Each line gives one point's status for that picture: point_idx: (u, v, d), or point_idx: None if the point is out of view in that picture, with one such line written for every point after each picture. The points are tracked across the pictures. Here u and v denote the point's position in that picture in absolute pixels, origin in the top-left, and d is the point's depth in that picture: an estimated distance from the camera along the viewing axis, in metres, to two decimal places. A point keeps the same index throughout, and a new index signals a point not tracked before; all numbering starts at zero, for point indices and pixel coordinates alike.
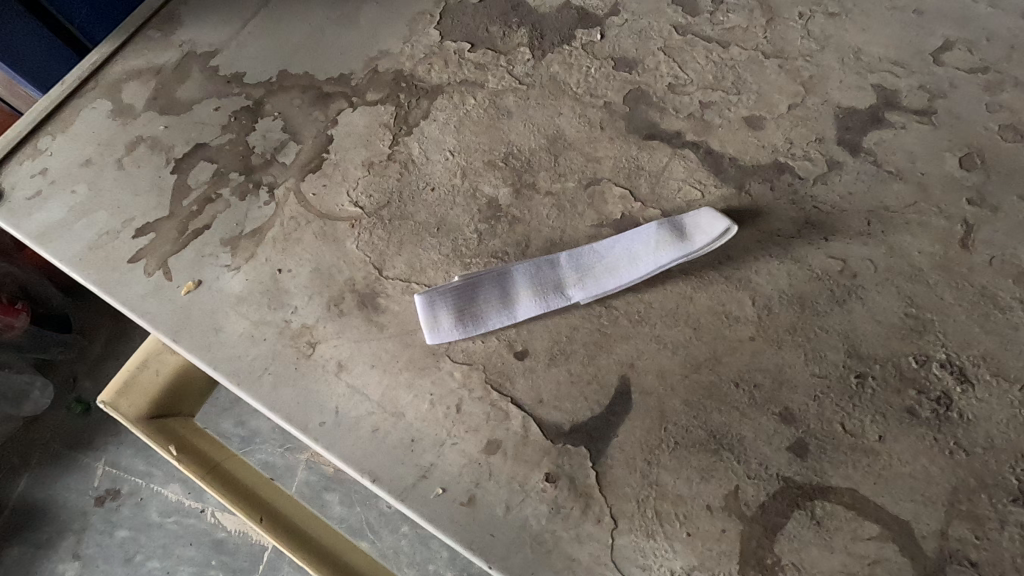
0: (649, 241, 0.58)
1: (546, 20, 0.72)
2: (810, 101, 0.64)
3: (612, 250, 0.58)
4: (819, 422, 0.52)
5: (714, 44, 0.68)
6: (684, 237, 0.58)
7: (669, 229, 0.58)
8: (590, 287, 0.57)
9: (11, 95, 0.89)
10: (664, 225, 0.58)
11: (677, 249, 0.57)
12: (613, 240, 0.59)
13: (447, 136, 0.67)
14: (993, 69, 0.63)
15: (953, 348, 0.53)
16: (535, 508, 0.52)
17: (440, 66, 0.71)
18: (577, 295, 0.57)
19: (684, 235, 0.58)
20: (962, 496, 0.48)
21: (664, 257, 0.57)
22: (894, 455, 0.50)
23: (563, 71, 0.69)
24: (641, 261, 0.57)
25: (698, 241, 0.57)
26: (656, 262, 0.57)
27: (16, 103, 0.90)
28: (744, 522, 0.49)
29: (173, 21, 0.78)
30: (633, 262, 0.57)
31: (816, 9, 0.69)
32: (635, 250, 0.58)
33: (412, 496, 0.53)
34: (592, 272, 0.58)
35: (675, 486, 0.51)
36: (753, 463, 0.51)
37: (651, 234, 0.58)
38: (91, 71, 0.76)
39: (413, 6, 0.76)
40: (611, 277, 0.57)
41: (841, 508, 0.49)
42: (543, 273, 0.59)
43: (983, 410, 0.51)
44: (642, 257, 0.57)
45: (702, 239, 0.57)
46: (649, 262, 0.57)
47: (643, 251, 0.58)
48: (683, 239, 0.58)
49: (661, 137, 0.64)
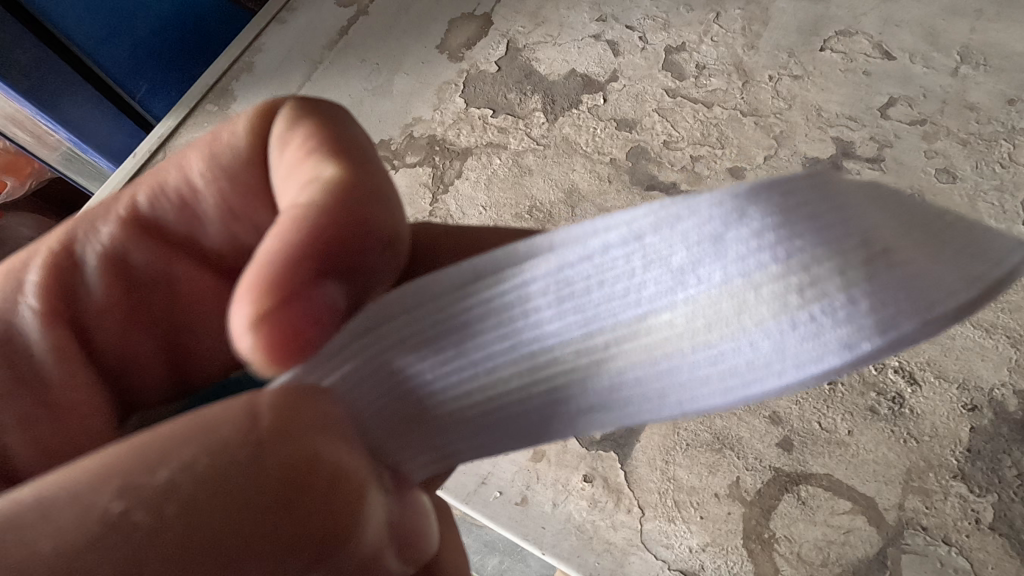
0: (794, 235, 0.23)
1: (555, 87, 0.85)
2: (782, 153, 0.77)
3: (683, 289, 0.25)
4: (800, 422, 0.64)
5: (700, 104, 0.81)
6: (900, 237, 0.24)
7: (771, 197, 0.24)
8: (687, 407, 0.26)
9: (42, 144, 0.98)
10: (737, 200, 0.24)
11: (875, 300, 0.23)
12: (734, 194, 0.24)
13: (478, 193, 0.80)
14: (930, 121, 0.76)
15: (904, 355, 0.65)
16: (577, 504, 0.65)
17: (467, 131, 0.84)
18: (598, 414, 0.27)
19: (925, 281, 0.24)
20: (913, 474, 0.61)
21: (778, 334, 0.24)
22: (860, 445, 0.63)
23: (574, 132, 0.81)
24: (740, 385, 0.25)
25: (912, 269, 0.23)
26: (782, 344, 0.24)
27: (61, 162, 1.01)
28: (745, 505, 0.62)
29: (228, 95, 0.94)
30: (749, 377, 0.25)
31: (783, 72, 0.81)
32: (728, 285, 0.24)
33: (475, 499, 0.68)
34: (586, 358, 0.27)
35: (688, 479, 0.64)
36: (750, 457, 0.64)
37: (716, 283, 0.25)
38: (159, 144, 0.91)
39: (439, 77, 0.88)
40: (738, 375, 0.25)
41: (820, 489, 0.62)
42: (488, 368, 0.28)
43: (929, 405, 0.63)
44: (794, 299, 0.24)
45: (936, 292, 0.23)
46: (778, 349, 0.24)
47: (769, 296, 0.24)
48: (909, 273, 0.23)
49: (660, 188, 0.77)
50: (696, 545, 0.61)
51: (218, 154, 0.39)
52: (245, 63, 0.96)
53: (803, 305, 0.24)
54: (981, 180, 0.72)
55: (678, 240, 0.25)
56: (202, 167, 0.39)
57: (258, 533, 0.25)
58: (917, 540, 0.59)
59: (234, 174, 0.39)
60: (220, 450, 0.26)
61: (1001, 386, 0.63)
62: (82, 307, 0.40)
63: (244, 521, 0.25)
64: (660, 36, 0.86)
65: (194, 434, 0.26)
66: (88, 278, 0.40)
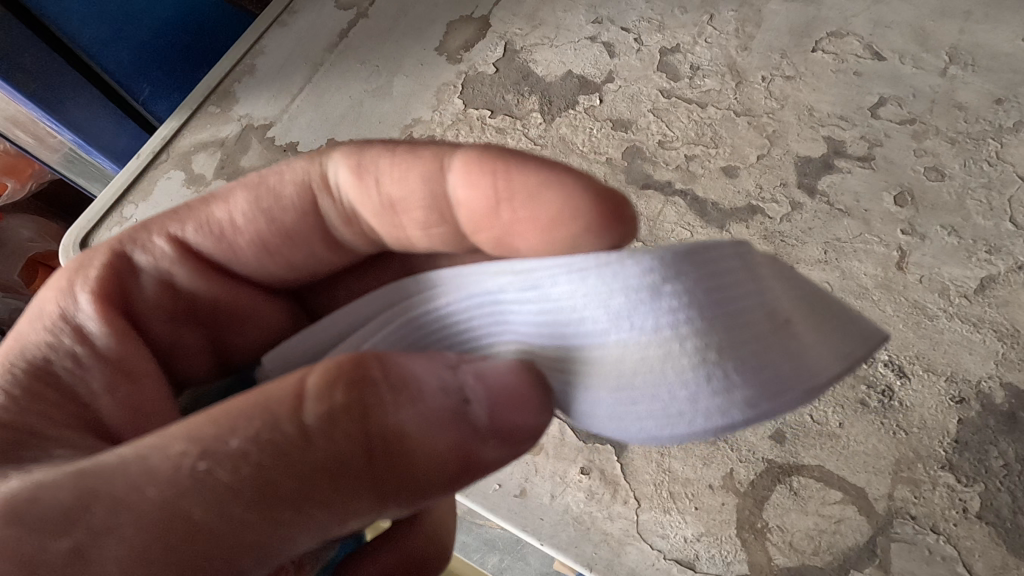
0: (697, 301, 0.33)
1: (552, 88, 0.86)
2: (774, 152, 0.78)
3: (629, 334, 0.35)
4: (793, 415, 0.66)
5: (694, 104, 0.82)
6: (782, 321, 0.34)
7: (695, 267, 0.33)
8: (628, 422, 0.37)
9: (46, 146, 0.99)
10: (665, 268, 0.33)
11: (749, 375, 0.33)
12: (677, 261, 0.33)
13: None
14: (919, 120, 0.77)
15: (894, 349, 0.67)
16: (574, 495, 0.67)
17: (466, 131, 0.85)
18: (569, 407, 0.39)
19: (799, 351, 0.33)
20: (903, 465, 0.62)
21: (691, 387, 0.34)
22: (851, 437, 0.64)
23: (570, 132, 0.83)
24: (658, 417, 0.35)
25: (769, 364, 0.33)
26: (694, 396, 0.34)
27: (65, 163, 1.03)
28: (739, 495, 0.63)
29: (230, 97, 0.95)
30: (670, 416, 0.35)
31: (775, 73, 0.83)
32: (657, 335, 0.34)
33: (475, 491, 0.69)
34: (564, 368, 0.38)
35: (684, 471, 0.65)
36: (743, 449, 0.65)
37: (650, 332, 0.34)
38: (162, 145, 0.93)
39: (439, 78, 0.90)
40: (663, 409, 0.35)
41: (812, 480, 0.63)
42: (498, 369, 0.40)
43: (918, 398, 0.65)
44: (687, 369, 0.33)
45: (790, 385, 0.33)
46: (683, 402, 0.34)
47: (687, 357, 0.33)
48: (773, 363, 0.33)
49: (655, 187, 0.79)
50: (691, 535, 0.63)
51: (271, 186, 0.50)
52: (247, 65, 0.97)
53: (712, 369, 0.33)
54: (968, 178, 0.73)
55: (617, 289, 0.34)
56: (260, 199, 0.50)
57: (325, 483, 0.34)
58: (906, 528, 0.60)
59: (280, 197, 0.50)
60: (281, 404, 0.34)
61: (988, 378, 0.64)
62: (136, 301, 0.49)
63: (313, 478, 0.33)
64: (655, 37, 0.88)
65: (258, 409, 0.34)
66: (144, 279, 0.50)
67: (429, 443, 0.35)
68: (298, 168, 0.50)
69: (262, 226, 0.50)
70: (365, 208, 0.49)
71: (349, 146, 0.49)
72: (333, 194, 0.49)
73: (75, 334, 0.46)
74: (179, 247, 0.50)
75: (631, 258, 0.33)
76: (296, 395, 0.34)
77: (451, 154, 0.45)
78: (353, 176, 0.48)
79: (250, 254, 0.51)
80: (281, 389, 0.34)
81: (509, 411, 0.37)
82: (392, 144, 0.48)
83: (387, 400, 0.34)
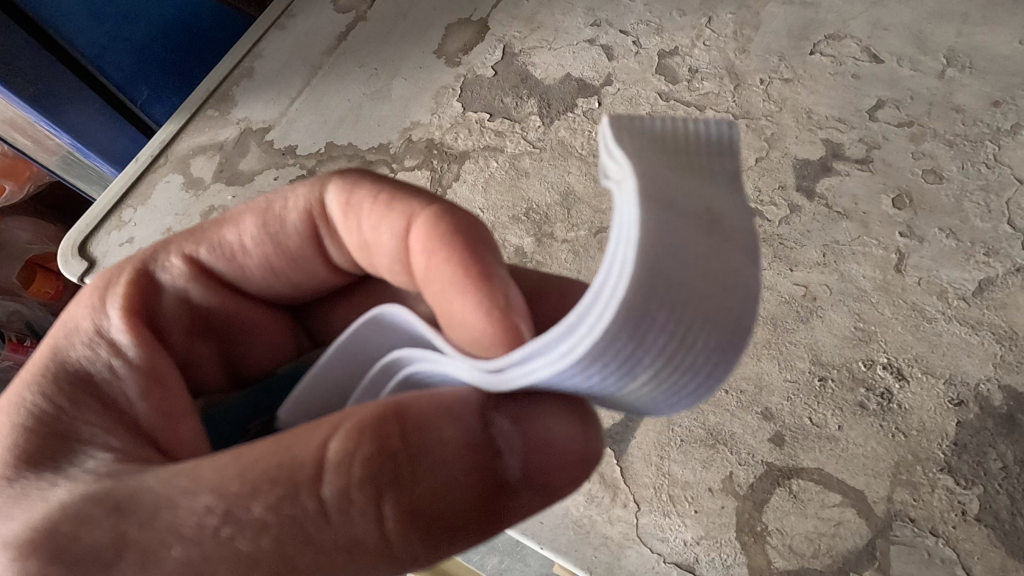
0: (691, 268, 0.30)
1: (551, 91, 0.86)
2: (773, 155, 0.79)
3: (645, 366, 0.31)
4: (792, 418, 0.66)
5: (693, 107, 0.83)
6: (717, 241, 0.31)
7: (659, 288, 0.29)
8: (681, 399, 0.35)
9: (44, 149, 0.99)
10: (636, 312, 0.29)
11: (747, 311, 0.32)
12: (637, 293, 0.29)
13: (476, 196, 0.82)
14: (917, 123, 0.77)
15: (893, 352, 0.67)
16: (574, 499, 0.67)
17: (465, 134, 0.85)
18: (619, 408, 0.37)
19: (745, 255, 0.32)
20: (901, 468, 0.63)
21: (721, 352, 0.32)
22: (850, 439, 0.64)
23: (570, 135, 0.83)
24: (703, 388, 0.33)
25: (741, 287, 0.31)
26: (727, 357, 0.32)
27: (64, 166, 1.03)
28: (738, 498, 0.64)
29: (228, 100, 0.95)
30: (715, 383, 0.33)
31: (774, 76, 0.83)
32: (669, 348, 0.31)
33: None
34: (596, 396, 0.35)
35: (683, 474, 0.65)
36: (743, 453, 0.65)
37: (659, 353, 0.31)
38: (161, 150, 0.93)
39: (437, 81, 0.90)
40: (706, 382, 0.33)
41: (811, 483, 0.63)
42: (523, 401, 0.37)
43: (916, 401, 0.65)
44: (711, 333, 0.31)
45: (757, 283, 0.32)
46: (720, 372, 0.32)
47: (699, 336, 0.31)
48: (742, 289, 0.32)
49: None
50: (691, 539, 0.63)
51: (273, 215, 0.50)
52: (246, 68, 0.97)
53: (723, 330, 0.31)
54: (966, 180, 0.74)
55: (615, 346, 0.29)
56: (258, 229, 0.50)
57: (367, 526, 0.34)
58: (905, 531, 0.61)
59: (281, 227, 0.50)
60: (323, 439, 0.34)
61: (987, 381, 0.64)
62: (157, 313, 0.50)
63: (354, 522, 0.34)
64: (653, 40, 0.88)
65: (281, 475, 0.34)
66: (164, 293, 0.50)
67: (458, 492, 0.35)
68: (299, 194, 0.49)
69: (269, 251, 0.51)
70: (348, 239, 0.49)
71: (345, 177, 0.49)
72: (330, 223, 0.50)
73: (106, 346, 0.45)
74: (197, 266, 0.51)
75: (605, 320, 0.29)
76: (316, 464, 0.34)
77: (425, 209, 0.44)
78: (342, 210, 0.48)
79: (259, 276, 0.52)
80: (300, 451, 0.34)
81: (541, 457, 0.36)
82: (381, 183, 0.48)
83: (417, 457, 0.34)
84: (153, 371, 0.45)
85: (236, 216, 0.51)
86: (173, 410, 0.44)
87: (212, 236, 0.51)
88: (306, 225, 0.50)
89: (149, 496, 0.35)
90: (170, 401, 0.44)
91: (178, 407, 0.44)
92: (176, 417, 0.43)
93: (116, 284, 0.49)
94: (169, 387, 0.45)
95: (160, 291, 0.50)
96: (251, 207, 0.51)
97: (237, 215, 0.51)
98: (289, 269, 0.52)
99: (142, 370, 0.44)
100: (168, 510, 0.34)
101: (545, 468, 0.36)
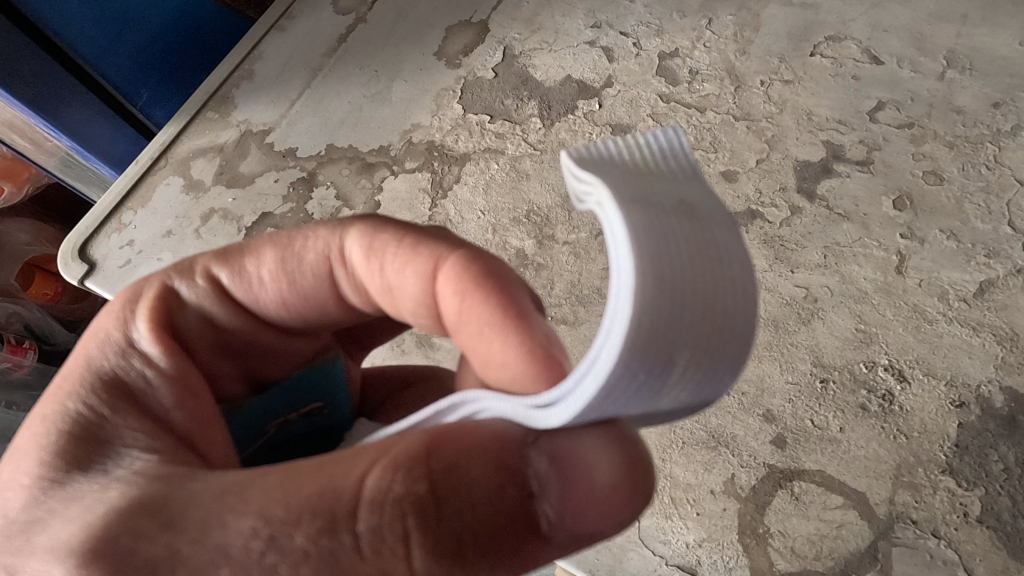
0: (680, 272, 0.28)
1: (551, 93, 0.86)
2: (773, 157, 0.78)
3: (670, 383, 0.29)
4: (794, 420, 0.66)
5: (693, 109, 0.83)
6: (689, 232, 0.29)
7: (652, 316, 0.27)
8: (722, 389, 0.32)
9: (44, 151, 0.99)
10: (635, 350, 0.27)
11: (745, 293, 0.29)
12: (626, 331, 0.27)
13: (477, 198, 0.82)
14: (917, 124, 0.77)
15: (894, 353, 0.67)
16: None
17: (466, 136, 0.85)
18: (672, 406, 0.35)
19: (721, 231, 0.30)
20: (903, 469, 0.63)
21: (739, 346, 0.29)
22: (851, 441, 0.64)
23: (570, 137, 0.83)
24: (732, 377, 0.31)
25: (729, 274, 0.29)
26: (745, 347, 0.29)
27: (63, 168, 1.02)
28: (740, 500, 0.64)
29: (228, 102, 0.95)
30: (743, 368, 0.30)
31: (774, 77, 0.83)
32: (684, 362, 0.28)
33: None
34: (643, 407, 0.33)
35: (685, 476, 0.66)
36: (744, 454, 0.65)
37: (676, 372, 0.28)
38: (160, 152, 0.93)
39: (438, 83, 0.90)
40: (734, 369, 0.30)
41: (813, 485, 0.63)
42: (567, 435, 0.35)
43: (917, 403, 0.65)
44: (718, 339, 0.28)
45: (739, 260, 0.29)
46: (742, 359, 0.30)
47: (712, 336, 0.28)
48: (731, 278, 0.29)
49: None
50: (693, 541, 0.63)
51: (288, 259, 0.46)
52: (246, 70, 0.97)
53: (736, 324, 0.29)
54: (967, 181, 0.74)
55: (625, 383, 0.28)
56: (275, 269, 0.46)
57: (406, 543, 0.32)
58: (908, 533, 0.61)
59: (296, 274, 0.46)
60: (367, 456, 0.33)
61: (988, 382, 0.65)
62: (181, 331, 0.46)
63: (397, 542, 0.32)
64: (654, 42, 0.88)
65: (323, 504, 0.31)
66: (188, 313, 0.46)
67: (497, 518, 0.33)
68: (318, 237, 0.46)
69: (285, 292, 0.46)
70: (366, 284, 0.45)
71: (367, 224, 0.46)
72: (347, 268, 0.46)
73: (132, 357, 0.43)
74: (220, 289, 0.47)
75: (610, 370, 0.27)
76: (355, 498, 0.31)
77: (451, 254, 0.42)
78: (363, 256, 0.44)
79: (276, 312, 0.47)
80: (340, 481, 0.32)
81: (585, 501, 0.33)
82: (404, 231, 0.45)
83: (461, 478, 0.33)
84: (183, 380, 0.43)
85: (252, 252, 0.47)
86: (205, 422, 0.42)
87: (232, 261, 0.47)
88: (323, 275, 0.46)
89: (153, 504, 0.34)
90: (202, 413, 0.42)
91: (211, 417, 0.42)
92: (210, 427, 0.42)
93: (141, 299, 0.46)
94: (201, 396, 0.43)
95: (183, 312, 0.46)
96: (271, 242, 0.47)
97: (253, 249, 0.47)
98: (306, 312, 0.47)
99: (172, 380, 0.42)
100: (201, 538, 0.32)
101: (580, 517, 0.33)
